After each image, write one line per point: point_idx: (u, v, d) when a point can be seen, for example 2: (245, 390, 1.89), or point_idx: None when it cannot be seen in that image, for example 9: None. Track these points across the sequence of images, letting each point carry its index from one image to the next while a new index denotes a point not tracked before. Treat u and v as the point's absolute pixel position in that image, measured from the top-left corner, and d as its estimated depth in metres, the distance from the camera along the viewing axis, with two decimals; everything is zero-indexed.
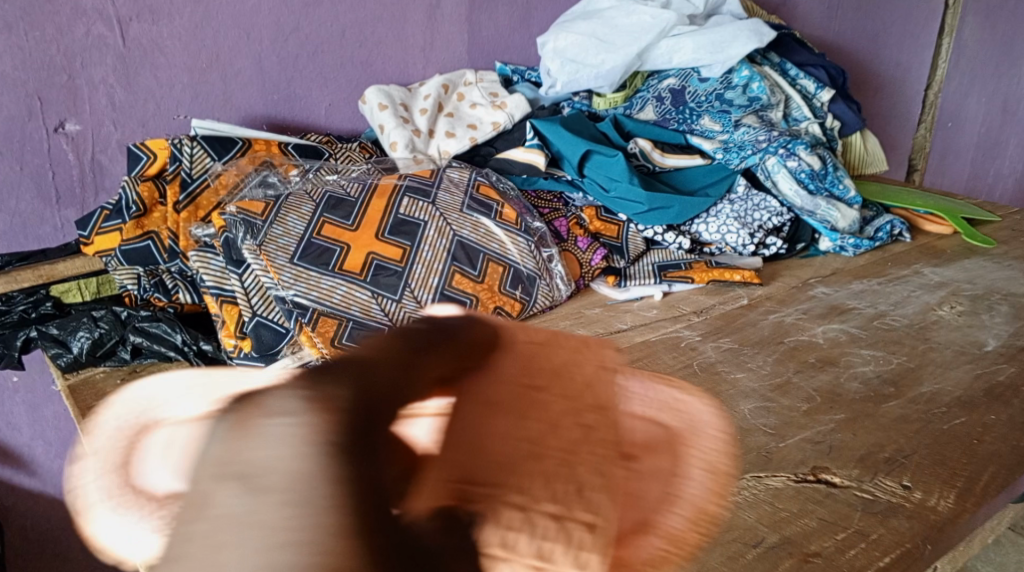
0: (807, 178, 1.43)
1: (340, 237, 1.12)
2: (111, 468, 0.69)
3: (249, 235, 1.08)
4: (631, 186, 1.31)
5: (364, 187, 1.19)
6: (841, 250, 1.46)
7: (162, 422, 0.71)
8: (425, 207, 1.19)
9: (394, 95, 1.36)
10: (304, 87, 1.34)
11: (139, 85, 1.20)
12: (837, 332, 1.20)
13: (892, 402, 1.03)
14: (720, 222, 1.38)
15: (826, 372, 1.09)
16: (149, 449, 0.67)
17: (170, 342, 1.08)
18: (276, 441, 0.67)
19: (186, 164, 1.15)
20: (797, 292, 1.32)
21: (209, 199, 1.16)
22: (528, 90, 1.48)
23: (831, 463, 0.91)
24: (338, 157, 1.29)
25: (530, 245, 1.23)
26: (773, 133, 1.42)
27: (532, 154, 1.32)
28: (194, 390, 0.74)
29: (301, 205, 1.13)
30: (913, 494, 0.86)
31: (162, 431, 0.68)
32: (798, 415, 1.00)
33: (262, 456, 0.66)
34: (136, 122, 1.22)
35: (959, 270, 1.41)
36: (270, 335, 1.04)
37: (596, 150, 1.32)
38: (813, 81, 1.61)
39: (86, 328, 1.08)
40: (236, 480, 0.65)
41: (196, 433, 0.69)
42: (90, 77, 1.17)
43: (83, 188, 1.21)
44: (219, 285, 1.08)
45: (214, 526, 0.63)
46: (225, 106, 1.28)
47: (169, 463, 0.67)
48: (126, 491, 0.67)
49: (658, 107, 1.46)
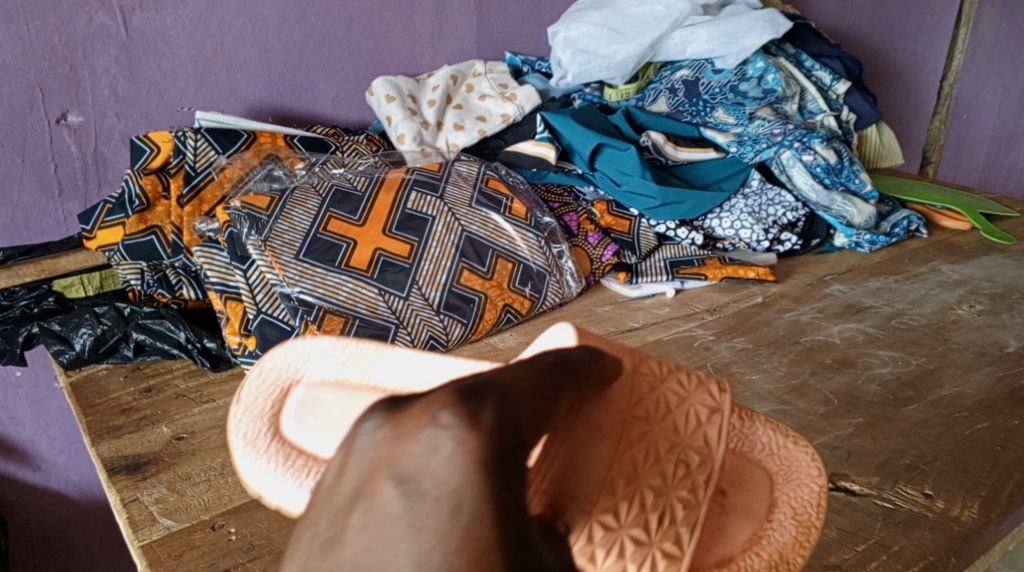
0: (822, 172, 1.39)
1: (346, 232, 1.10)
2: (261, 418, 0.63)
3: (253, 230, 1.05)
4: (643, 181, 1.27)
5: (370, 181, 1.16)
6: (856, 246, 1.44)
7: (306, 384, 0.64)
8: (433, 201, 1.16)
9: (401, 86, 1.33)
10: (311, 77, 1.31)
11: (143, 76, 1.18)
12: (854, 332, 1.17)
13: (912, 405, 1.00)
14: (734, 218, 1.35)
15: (844, 373, 1.07)
16: (281, 386, 0.64)
17: (174, 339, 1.06)
18: (439, 449, 0.48)
19: (189, 157, 1.12)
20: (813, 289, 1.29)
21: (214, 193, 1.13)
22: (539, 82, 1.45)
23: (850, 469, 0.89)
24: (345, 150, 1.26)
25: (540, 241, 1.20)
26: (787, 127, 1.39)
27: (542, 148, 1.29)
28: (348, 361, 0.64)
29: (307, 199, 1.10)
30: (935, 503, 0.84)
31: (297, 368, 0.65)
32: (816, 419, 0.97)
33: (432, 456, 0.48)
34: (140, 113, 1.19)
35: (978, 267, 1.38)
36: (275, 332, 1.02)
37: (608, 143, 1.29)
38: (828, 73, 1.58)
39: (89, 325, 1.06)
40: (393, 481, 0.47)
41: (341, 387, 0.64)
42: (92, 67, 1.14)
43: (86, 180, 1.18)
44: (223, 282, 1.06)
45: (378, 518, 0.46)
46: (230, 97, 1.26)
47: (287, 410, 0.63)
48: (287, 446, 0.62)
49: (671, 99, 1.44)
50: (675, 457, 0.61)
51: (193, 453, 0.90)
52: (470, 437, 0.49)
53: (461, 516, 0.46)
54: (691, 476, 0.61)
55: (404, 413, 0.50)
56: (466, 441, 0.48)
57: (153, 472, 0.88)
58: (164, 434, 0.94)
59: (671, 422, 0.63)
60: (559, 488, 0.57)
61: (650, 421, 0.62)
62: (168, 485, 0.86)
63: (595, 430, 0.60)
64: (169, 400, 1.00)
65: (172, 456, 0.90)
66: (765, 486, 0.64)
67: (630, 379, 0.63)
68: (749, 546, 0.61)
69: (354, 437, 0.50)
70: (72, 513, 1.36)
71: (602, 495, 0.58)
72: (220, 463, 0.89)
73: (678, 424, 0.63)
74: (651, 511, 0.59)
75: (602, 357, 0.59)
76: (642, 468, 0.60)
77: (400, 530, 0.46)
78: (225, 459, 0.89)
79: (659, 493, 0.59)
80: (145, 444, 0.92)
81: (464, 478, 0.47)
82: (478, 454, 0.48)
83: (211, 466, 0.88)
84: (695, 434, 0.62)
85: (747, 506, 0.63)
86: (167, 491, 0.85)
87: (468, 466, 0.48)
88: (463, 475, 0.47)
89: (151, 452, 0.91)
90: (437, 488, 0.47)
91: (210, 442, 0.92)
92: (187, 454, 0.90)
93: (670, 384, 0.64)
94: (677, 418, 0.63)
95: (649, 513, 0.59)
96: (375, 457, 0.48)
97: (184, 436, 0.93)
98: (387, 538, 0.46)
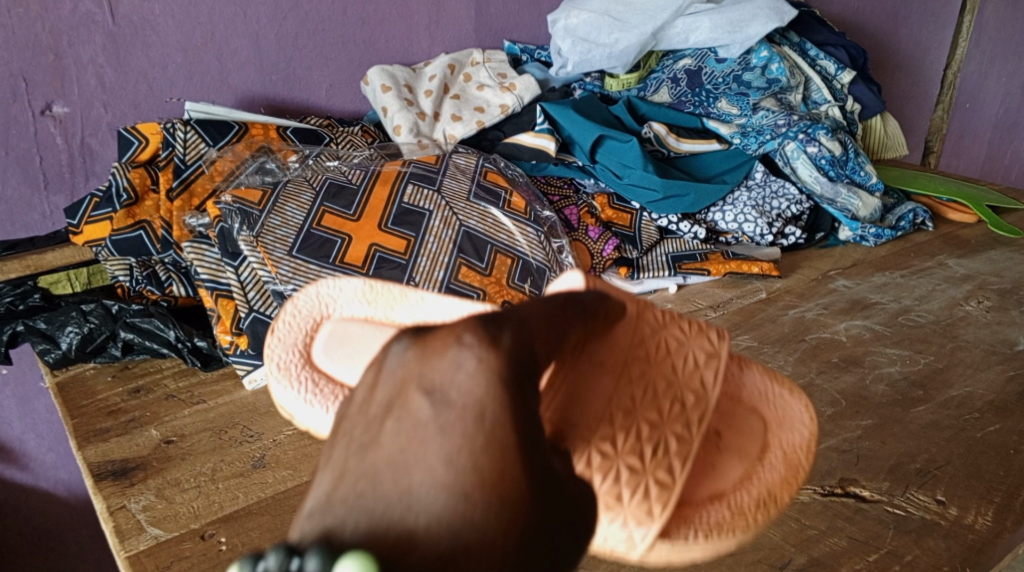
0: (827, 164, 1.37)
1: (341, 227, 1.06)
2: (295, 348, 0.58)
3: (245, 225, 1.02)
4: (646, 173, 1.24)
5: (366, 174, 1.13)
6: (861, 239, 1.40)
7: (338, 319, 0.59)
8: (430, 195, 1.14)
9: (397, 75, 1.30)
10: (304, 66, 1.28)
11: (130, 66, 1.14)
12: (861, 329, 1.14)
13: (922, 407, 0.98)
14: (738, 211, 1.32)
15: (851, 373, 1.04)
16: (318, 318, 0.59)
17: (163, 338, 1.03)
18: (468, 366, 0.46)
19: (179, 149, 1.09)
20: (818, 285, 1.26)
21: (204, 186, 1.10)
22: (538, 71, 1.42)
23: (860, 474, 0.86)
24: (340, 142, 1.23)
25: (540, 236, 1.17)
26: (793, 117, 1.35)
27: (542, 140, 1.26)
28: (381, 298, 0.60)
29: (300, 193, 1.07)
30: (948, 510, 0.82)
31: (331, 304, 0.59)
32: (823, 420, 0.95)
33: (461, 370, 0.46)
34: (127, 104, 1.16)
35: (986, 262, 1.35)
36: (267, 330, 0.99)
37: (610, 134, 1.25)
38: (833, 62, 1.55)
39: (75, 323, 1.03)
40: (421, 393, 0.46)
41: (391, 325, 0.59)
42: (78, 56, 1.10)
43: (73, 173, 1.15)
44: (214, 278, 1.03)
45: (408, 424, 0.45)
46: (221, 87, 1.22)
47: (323, 343, 0.58)
48: (318, 375, 0.57)
49: (674, 89, 1.40)
50: (672, 395, 0.55)
51: (183, 458, 0.88)
52: (497, 358, 0.47)
53: (486, 422, 0.45)
54: (686, 408, 0.55)
55: (431, 334, 0.48)
56: (493, 359, 0.47)
57: (140, 478, 0.85)
58: (152, 437, 0.91)
59: (670, 362, 0.57)
60: (552, 422, 0.52)
61: (651, 358, 0.57)
62: (156, 492, 0.83)
63: (594, 366, 0.55)
64: (158, 401, 0.97)
65: (160, 461, 0.87)
66: (763, 428, 0.58)
67: (631, 324, 0.58)
68: (741, 484, 0.55)
69: (385, 356, 0.48)
70: (61, 511, 1.34)
71: (594, 425, 0.53)
72: (211, 468, 0.86)
73: (670, 356, 0.58)
74: (644, 441, 0.53)
75: (608, 298, 0.57)
76: (638, 401, 0.54)
77: (432, 432, 0.44)
78: (215, 464, 0.87)
79: (655, 428, 0.53)
80: (132, 448, 0.89)
81: (488, 392, 0.46)
82: (501, 370, 0.46)
83: (200, 472, 0.86)
84: (693, 374, 0.56)
85: (745, 444, 0.56)
86: (155, 498, 0.82)
87: (494, 381, 0.46)
88: (486, 389, 0.46)
89: (139, 456, 0.88)
90: (465, 400, 0.45)
91: (200, 446, 0.89)
92: (176, 459, 0.88)
93: (669, 323, 0.60)
94: (671, 351, 0.58)
95: (642, 442, 0.53)
96: (404, 374, 0.46)
97: (173, 440, 0.90)
98: (415, 451, 0.44)
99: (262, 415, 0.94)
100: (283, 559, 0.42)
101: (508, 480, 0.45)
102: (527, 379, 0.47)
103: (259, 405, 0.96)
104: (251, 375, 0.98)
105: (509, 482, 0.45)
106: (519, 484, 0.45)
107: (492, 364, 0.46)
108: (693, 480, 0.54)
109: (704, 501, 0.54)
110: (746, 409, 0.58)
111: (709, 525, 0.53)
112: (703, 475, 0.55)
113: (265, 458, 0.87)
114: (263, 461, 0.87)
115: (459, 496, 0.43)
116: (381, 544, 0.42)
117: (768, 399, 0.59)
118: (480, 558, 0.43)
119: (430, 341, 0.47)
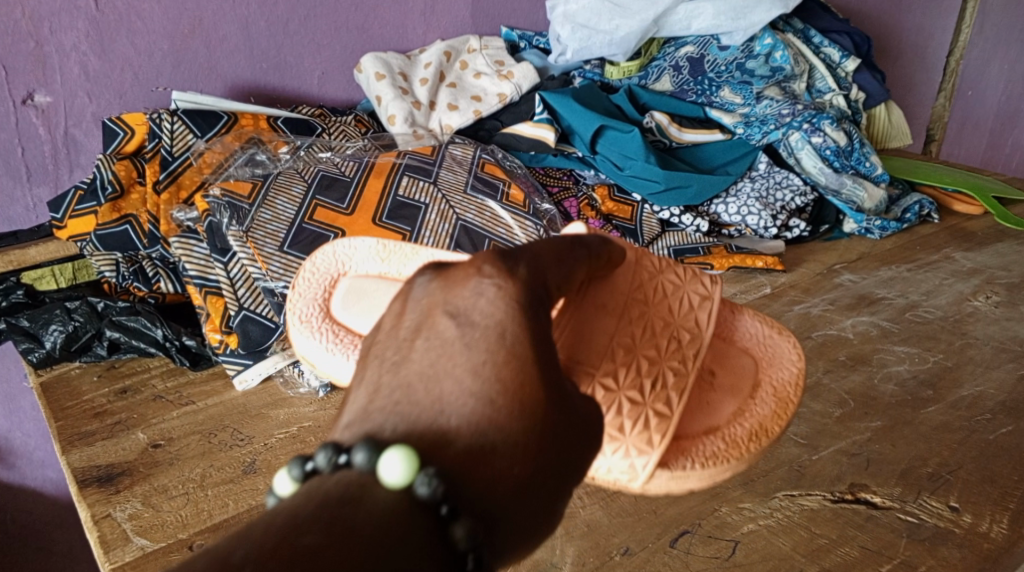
0: (832, 155, 1.34)
1: (333, 222, 1.03)
2: (315, 301, 0.69)
3: (235, 220, 0.99)
4: (648, 165, 1.22)
5: (359, 166, 1.10)
6: (867, 232, 1.37)
7: (353, 275, 0.72)
8: (425, 187, 1.10)
9: (392, 63, 1.26)
10: (296, 54, 1.24)
11: (115, 53, 1.10)
12: (868, 326, 1.12)
13: (932, 408, 0.95)
14: (741, 203, 1.29)
15: (858, 372, 1.01)
16: (329, 275, 0.72)
17: (151, 337, 0.99)
18: (488, 293, 0.51)
19: (166, 141, 1.05)
20: (823, 279, 1.23)
21: (192, 179, 1.06)
22: (536, 58, 1.38)
23: (871, 479, 0.83)
24: (332, 132, 1.19)
25: (540, 230, 1.12)
26: (797, 107, 1.32)
27: (541, 130, 1.23)
28: (383, 255, 0.73)
29: (291, 186, 1.04)
30: (961, 517, 0.79)
31: (345, 264, 0.72)
32: (832, 422, 0.92)
33: (481, 297, 0.51)
34: (112, 93, 1.12)
35: (993, 255, 1.32)
36: (257, 330, 0.96)
37: (611, 125, 1.22)
38: (838, 49, 1.51)
39: (59, 321, 0.99)
40: (446, 316, 0.50)
41: (391, 274, 0.72)
42: (60, 44, 1.06)
43: (56, 164, 1.11)
44: (203, 275, 1.00)
45: (437, 344, 0.49)
46: (209, 75, 1.18)
47: (333, 295, 0.70)
48: (335, 326, 0.67)
49: (676, 78, 1.37)
50: (669, 334, 0.63)
51: (171, 463, 0.85)
52: (513, 283, 0.51)
53: (506, 340, 0.50)
54: (683, 349, 0.63)
55: (453, 269, 0.53)
56: (510, 285, 0.51)
57: (126, 485, 0.82)
58: (139, 441, 0.88)
59: (667, 305, 0.65)
60: (562, 357, 0.60)
61: (650, 302, 0.65)
62: (143, 499, 0.80)
63: (601, 307, 0.63)
64: (145, 402, 0.94)
65: (147, 466, 0.84)
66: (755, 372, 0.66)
67: (632, 269, 0.66)
68: (736, 418, 0.62)
69: (409, 289, 0.53)
70: (49, 511, 1.30)
71: (601, 361, 0.61)
72: (199, 474, 0.83)
73: (671, 303, 0.65)
74: (645, 376, 0.61)
75: (615, 243, 0.64)
76: (639, 341, 0.62)
77: (458, 348, 0.49)
78: (204, 469, 0.84)
79: (653, 362, 0.62)
80: (118, 453, 0.86)
81: (507, 312, 0.50)
82: (517, 296, 0.51)
83: (189, 478, 0.83)
84: (688, 317, 0.65)
85: (737, 384, 0.65)
86: (142, 506, 0.79)
87: (511, 302, 0.51)
88: (505, 310, 0.50)
89: (125, 461, 0.85)
90: (484, 319, 0.50)
91: (188, 450, 0.86)
92: (164, 464, 0.85)
93: (668, 271, 0.67)
94: (671, 297, 0.66)
95: (643, 378, 0.61)
96: (429, 302, 0.51)
97: (160, 443, 0.87)
98: (440, 366, 0.49)
99: (252, 417, 0.91)
100: (332, 453, 0.46)
101: (528, 389, 0.49)
102: (540, 306, 0.52)
103: (250, 407, 0.93)
104: (242, 376, 0.95)
105: (532, 392, 0.49)
106: (539, 392, 0.49)
107: (509, 292, 0.51)
108: (690, 416, 0.62)
109: (701, 433, 0.61)
110: (738, 355, 0.67)
111: (706, 453, 0.60)
112: (700, 411, 0.62)
113: (256, 463, 0.85)
114: (254, 467, 0.84)
115: (484, 403, 0.48)
116: (418, 441, 0.47)
117: (761, 345, 0.68)
118: (507, 455, 0.48)
119: (451, 275, 0.52)
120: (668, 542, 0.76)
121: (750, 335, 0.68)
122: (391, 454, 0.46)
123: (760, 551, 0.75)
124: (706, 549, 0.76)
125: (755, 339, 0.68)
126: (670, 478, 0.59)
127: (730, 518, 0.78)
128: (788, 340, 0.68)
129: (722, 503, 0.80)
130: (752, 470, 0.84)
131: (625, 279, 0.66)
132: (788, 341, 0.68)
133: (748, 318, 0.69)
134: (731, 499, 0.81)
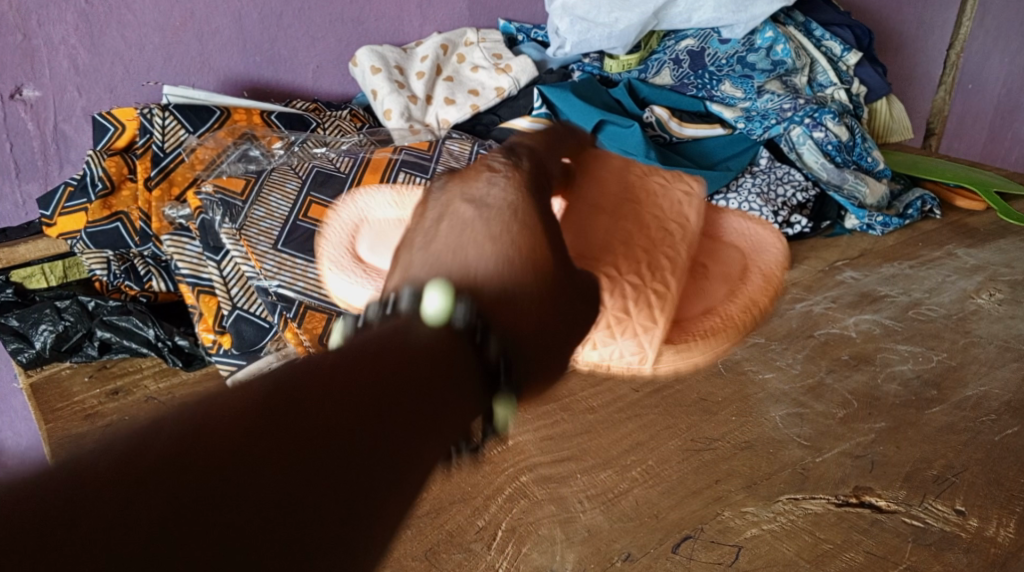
0: (835, 150, 1.32)
1: (328, 218, 1.00)
2: (341, 245, 0.71)
3: (227, 217, 0.97)
4: (648, 159, 1.19)
5: (355, 161, 1.07)
6: (868, 228, 1.34)
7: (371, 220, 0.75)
8: (422, 183, 1.08)
9: (388, 57, 1.25)
10: (290, 47, 1.22)
11: (106, 47, 1.08)
12: (871, 324, 1.10)
13: (936, 408, 0.93)
14: (742, 198, 1.25)
15: (861, 371, 1.00)
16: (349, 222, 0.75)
17: (141, 337, 0.98)
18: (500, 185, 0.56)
19: (157, 136, 1.04)
20: (824, 277, 1.22)
21: (184, 174, 1.04)
22: (534, 52, 1.36)
23: (875, 482, 0.82)
24: (327, 127, 1.17)
25: None
26: (799, 101, 1.31)
27: (538, 125, 1.20)
28: (396, 201, 0.76)
29: (285, 182, 1.02)
30: (968, 521, 0.78)
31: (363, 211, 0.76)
32: (835, 423, 0.90)
33: (493, 187, 0.55)
34: (103, 87, 1.10)
35: (996, 251, 1.31)
36: (250, 330, 0.95)
37: (610, 119, 1.20)
38: (839, 43, 1.49)
39: (49, 321, 0.98)
40: (465, 202, 0.55)
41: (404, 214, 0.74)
42: (48, 37, 1.04)
43: (46, 161, 1.09)
44: (196, 274, 0.98)
45: (460, 225, 0.53)
46: (202, 69, 1.16)
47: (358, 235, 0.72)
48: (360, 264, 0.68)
49: (676, 71, 1.36)
50: (661, 226, 0.64)
51: None
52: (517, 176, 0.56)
53: (519, 218, 0.54)
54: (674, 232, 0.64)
55: (465, 174, 0.58)
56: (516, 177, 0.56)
57: None
58: None
59: (656, 205, 0.65)
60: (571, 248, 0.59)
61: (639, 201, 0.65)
62: None
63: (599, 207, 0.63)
64: (137, 403, 0.90)
65: None
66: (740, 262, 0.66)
67: (615, 168, 0.68)
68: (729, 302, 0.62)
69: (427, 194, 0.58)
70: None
71: (607, 252, 0.60)
72: None
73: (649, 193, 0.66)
74: (642, 262, 0.60)
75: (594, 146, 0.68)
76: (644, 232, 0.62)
77: (477, 223, 0.53)
78: None
79: (650, 253, 0.61)
80: None
81: (517, 197, 0.55)
82: (525, 184, 0.56)
83: None
84: (675, 210, 0.65)
85: (725, 271, 0.65)
86: None
87: (519, 189, 0.55)
88: (515, 195, 0.55)
89: None
90: (497, 201, 0.54)
91: None
92: None
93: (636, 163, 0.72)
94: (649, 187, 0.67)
95: (640, 262, 0.60)
96: (447, 197, 0.56)
97: None
98: (462, 239, 0.52)
99: None
100: (378, 308, 0.48)
101: (532, 257, 0.52)
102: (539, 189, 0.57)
103: None
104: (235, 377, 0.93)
105: (538, 260, 0.52)
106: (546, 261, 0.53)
107: (517, 180, 0.56)
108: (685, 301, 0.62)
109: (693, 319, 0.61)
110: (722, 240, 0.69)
111: (701, 331, 0.60)
112: (697, 295, 0.63)
113: None
114: None
115: (505, 261, 0.51)
116: (449, 282, 0.50)
117: (744, 235, 0.69)
118: (528, 308, 0.51)
119: (465, 175, 0.57)
120: (670, 547, 0.75)
121: (738, 230, 0.70)
122: (430, 290, 0.48)
123: (764, 556, 0.74)
124: (709, 554, 0.74)
125: (738, 230, 0.70)
126: (677, 355, 0.59)
127: (732, 523, 0.77)
128: (771, 230, 0.71)
129: (724, 507, 0.79)
130: (754, 473, 0.83)
131: (595, 187, 0.65)
132: (770, 230, 0.71)
133: (730, 214, 0.72)
134: (734, 503, 0.79)
